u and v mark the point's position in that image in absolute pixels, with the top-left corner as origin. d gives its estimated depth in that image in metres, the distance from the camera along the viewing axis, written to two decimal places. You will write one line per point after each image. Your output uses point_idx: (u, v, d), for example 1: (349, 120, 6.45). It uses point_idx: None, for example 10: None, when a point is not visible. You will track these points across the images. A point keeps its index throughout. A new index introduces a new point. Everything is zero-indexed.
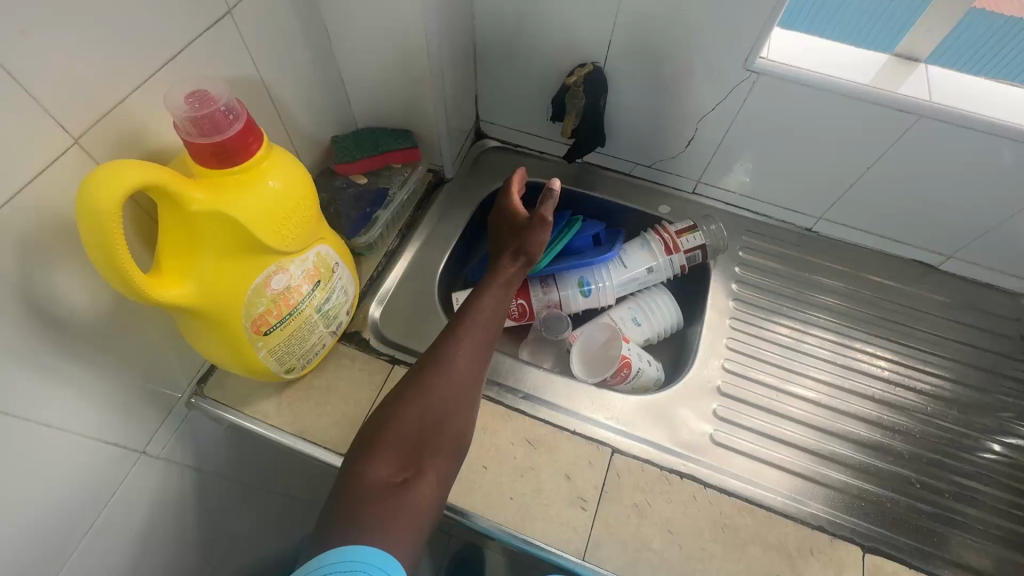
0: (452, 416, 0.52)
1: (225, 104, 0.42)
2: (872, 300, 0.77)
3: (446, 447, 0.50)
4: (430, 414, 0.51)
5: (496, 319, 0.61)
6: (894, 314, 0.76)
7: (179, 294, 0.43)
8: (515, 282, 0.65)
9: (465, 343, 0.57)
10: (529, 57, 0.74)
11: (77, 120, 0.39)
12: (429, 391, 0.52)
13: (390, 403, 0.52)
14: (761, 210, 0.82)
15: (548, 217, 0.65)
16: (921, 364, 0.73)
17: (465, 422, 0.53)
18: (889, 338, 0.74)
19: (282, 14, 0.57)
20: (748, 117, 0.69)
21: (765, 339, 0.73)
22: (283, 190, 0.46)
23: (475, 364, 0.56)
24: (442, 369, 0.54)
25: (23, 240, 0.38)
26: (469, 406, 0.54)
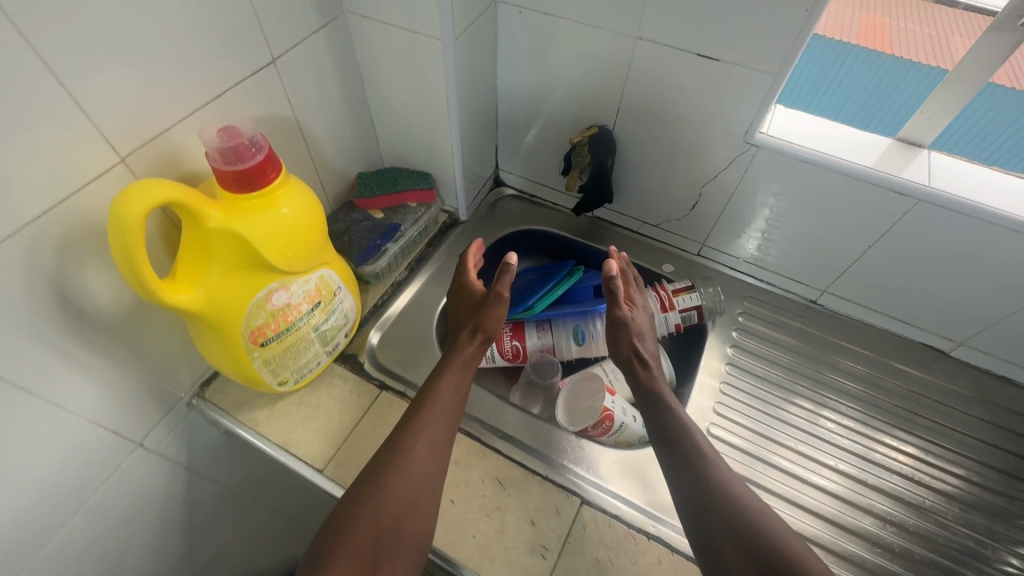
0: (408, 514, 0.52)
1: (251, 138, 0.47)
2: (893, 387, 0.75)
3: (405, 549, 0.51)
4: (385, 517, 0.51)
5: (454, 403, 0.61)
6: (915, 405, 0.73)
7: (186, 300, 0.48)
8: (474, 361, 0.66)
9: (423, 432, 0.57)
10: (546, 116, 0.79)
11: (126, 143, 0.46)
12: (384, 492, 0.53)
13: (345, 509, 0.52)
14: (766, 278, 0.82)
15: (504, 293, 0.66)
16: (940, 460, 0.69)
17: (426, 518, 0.54)
18: (911, 431, 0.71)
19: (322, 66, 0.64)
20: (749, 188, 0.72)
21: (776, 418, 0.72)
22: (292, 215, 0.51)
23: (433, 449, 0.57)
24: (393, 464, 0.54)
25: (62, 239, 0.44)
26: (430, 499, 0.54)
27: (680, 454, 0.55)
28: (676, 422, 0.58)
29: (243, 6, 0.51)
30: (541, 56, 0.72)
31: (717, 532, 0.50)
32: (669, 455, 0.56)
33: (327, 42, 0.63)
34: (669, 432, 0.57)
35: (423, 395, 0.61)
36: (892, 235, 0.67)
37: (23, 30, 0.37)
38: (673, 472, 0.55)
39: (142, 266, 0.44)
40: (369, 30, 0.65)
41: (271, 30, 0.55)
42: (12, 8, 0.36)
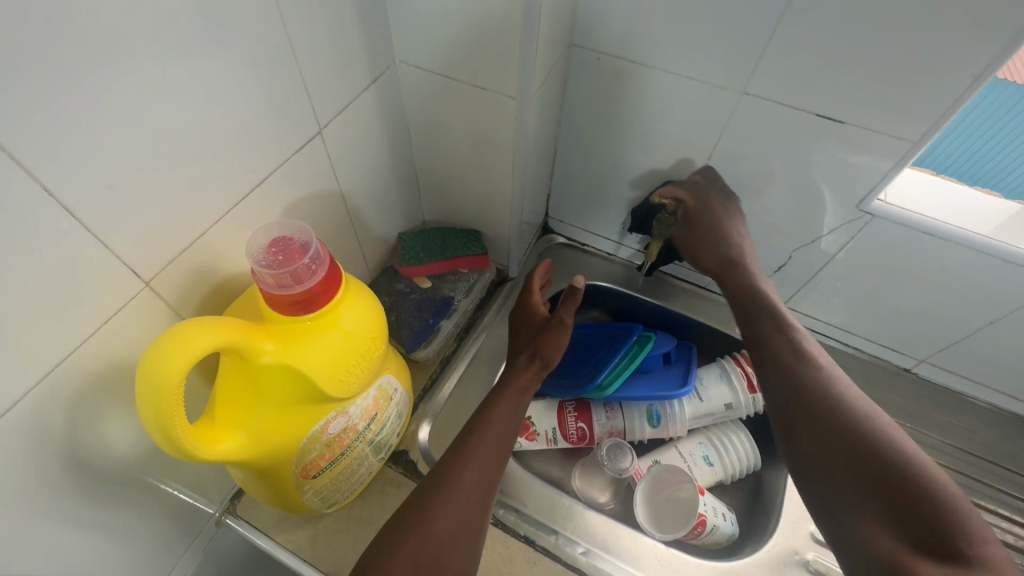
0: (453, 548, 0.43)
1: (310, 254, 0.38)
2: (953, 451, 0.69)
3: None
4: (427, 553, 0.42)
5: (508, 427, 0.53)
6: (981, 472, 0.67)
7: (228, 448, 0.39)
8: (531, 391, 0.58)
9: (475, 459, 0.49)
10: (612, 167, 0.70)
11: (151, 264, 0.36)
12: (430, 525, 0.44)
13: (380, 544, 0.43)
14: (852, 342, 0.74)
15: (568, 320, 0.60)
16: (1009, 537, 0.63)
17: (472, 554, 0.44)
18: (969, 498, 0.66)
19: (370, 126, 0.54)
20: (853, 254, 0.63)
21: None
22: (356, 333, 0.42)
23: (482, 475, 0.48)
24: (441, 490, 0.46)
25: (75, 395, 0.35)
26: (478, 533, 0.46)
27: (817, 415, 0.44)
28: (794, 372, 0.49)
29: (290, 75, 0.41)
30: (613, 104, 0.63)
31: (846, 489, 0.40)
32: (788, 404, 0.47)
33: (375, 97, 0.53)
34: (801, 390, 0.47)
35: (476, 416, 0.53)
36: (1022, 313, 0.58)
37: (19, 159, 0.27)
38: (790, 424, 0.46)
39: (178, 427, 0.34)
40: (423, 82, 0.55)
41: (318, 97, 0.45)
42: (9, 135, 0.27)
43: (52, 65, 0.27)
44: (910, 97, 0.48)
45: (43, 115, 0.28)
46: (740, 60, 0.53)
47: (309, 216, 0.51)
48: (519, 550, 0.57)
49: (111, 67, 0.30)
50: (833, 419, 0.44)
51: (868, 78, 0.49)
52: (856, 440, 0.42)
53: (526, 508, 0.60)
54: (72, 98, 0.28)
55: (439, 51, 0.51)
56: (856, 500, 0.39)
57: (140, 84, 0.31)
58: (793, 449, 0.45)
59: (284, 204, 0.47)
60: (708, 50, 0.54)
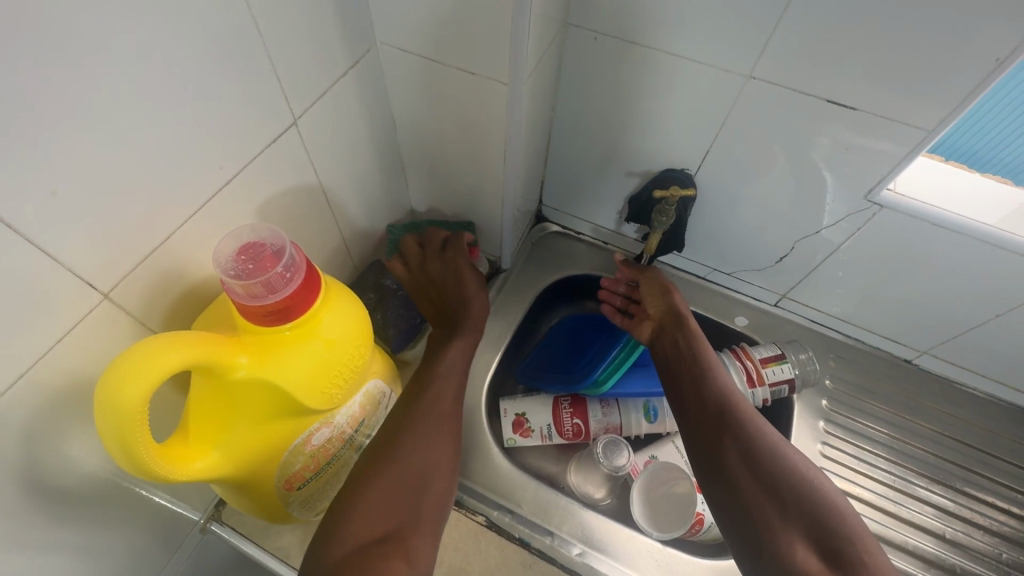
0: (425, 476, 0.46)
1: (285, 260, 0.35)
2: (953, 444, 0.67)
3: (428, 510, 0.45)
4: (412, 461, 0.46)
5: (461, 372, 0.55)
6: (981, 465, 0.66)
7: (204, 466, 0.36)
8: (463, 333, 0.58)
9: (434, 399, 0.51)
10: (608, 153, 0.67)
11: (110, 275, 0.33)
12: (399, 459, 0.46)
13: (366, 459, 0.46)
14: (853, 334, 0.72)
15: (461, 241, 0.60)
16: (1008, 529, 0.63)
17: (447, 477, 0.48)
18: (968, 491, 0.65)
19: (350, 113, 0.51)
20: (858, 245, 0.61)
21: None
22: (339, 342, 0.39)
23: (443, 414, 0.50)
24: (408, 427, 0.48)
25: (29, 420, 0.32)
26: (447, 462, 0.48)
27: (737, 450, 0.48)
28: (712, 394, 0.52)
29: (258, 63, 0.38)
30: (610, 88, 0.59)
31: (760, 504, 0.45)
32: (704, 428, 0.50)
33: (355, 83, 0.50)
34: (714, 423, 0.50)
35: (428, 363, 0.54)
36: None
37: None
38: (707, 448, 0.49)
39: (145, 452, 0.32)
40: (407, 66, 0.51)
41: (291, 84, 0.42)
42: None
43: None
44: (928, 82, 0.45)
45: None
46: (747, 42, 0.50)
47: (286, 213, 0.47)
48: (513, 553, 0.59)
49: (45, 57, 0.26)
50: (743, 443, 0.48)
51: (885, 61, 0.46)
52: (762, 460, 0.46)
53: (521, 509, 0.60)
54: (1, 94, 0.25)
55: (423, 33, 0.47)
56: (768, 514, 0.44)
57: (80, 75, 0.28)
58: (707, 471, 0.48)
59: (259, 201, 0.43)
60: (714, 30, 0.50)
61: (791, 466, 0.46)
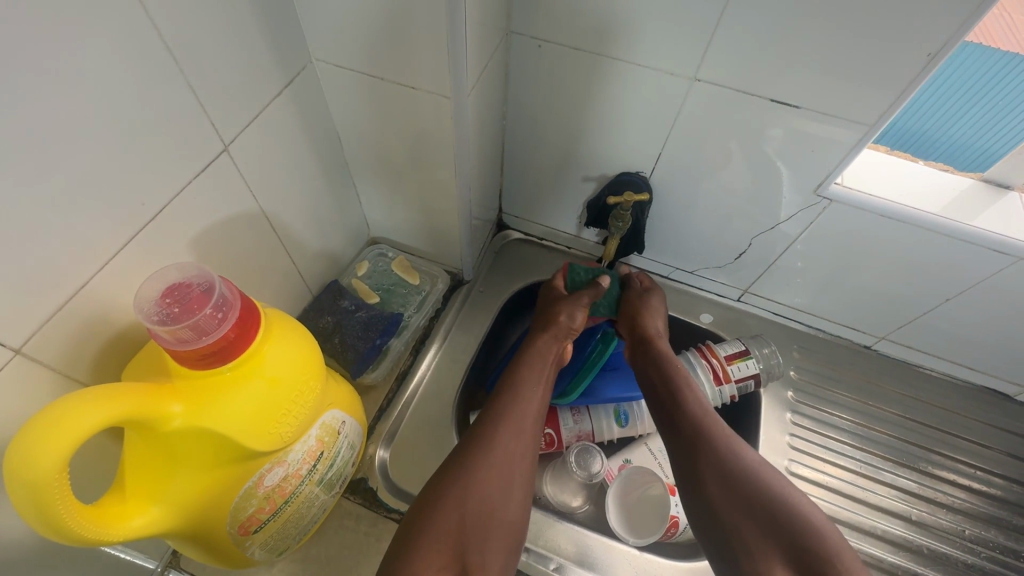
0: (500, 507, 0.45)
1: (217, 300, 0.33)
2: (914, 425, 0.69)
3: (498, 540, 0.44)
4: (507, 457, 0.48)
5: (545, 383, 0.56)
6: (941, 444, 0.68)
7: (143, 523, 0.34)
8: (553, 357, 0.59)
9: (513, 426, 0.50)
10: (563, 159, 0.66)
11: (20, 327, 0.31)
12: (472, 489, 0.45)
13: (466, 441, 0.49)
14: (815, 323, 0.73)
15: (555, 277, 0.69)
16: (969, 505, 0.65)
17: (522, 509, 0.46)
18: (931, 471, 0.66)
19: (290, 134, 0.49)
20: (813, 237, 0.62)
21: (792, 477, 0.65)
22: (286, 377, 0.38)
23: (516, 447, 0.49)
24: (482, 453, 0.47)
25: None
26: (523, 489, 0.47)
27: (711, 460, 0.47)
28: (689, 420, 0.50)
29: (180, 90, 0.36)
30: (560, 94, 0.59)
31: (739, 531, 0.43)
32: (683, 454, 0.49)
33: (293, 104, 0.48)
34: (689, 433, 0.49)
35: (510, 392, 0.53)
36: (979, 289, 0.58)
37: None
38: (687, 475, 0.48)
39: (70, 517, 0.30)
40: (346, 83, 0.50)
41: (219, 109, 0.40)
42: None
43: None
44: (863, 78, 0.46)
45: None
46: (689, 45, 0.50)
47: (226, 242, 0.45)
48: None
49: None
50: (721, 469, 0.46)
51: (822, 58, 0.46)
52: (740, 488, 0.45)
53: None
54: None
55: (360, 49, 0.46)
56: (751, 548, 0.42)
57: None
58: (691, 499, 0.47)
59: (193, 233, 0.41)
60: (656, 33, 0.50)
61: (772, 496, 0.44)
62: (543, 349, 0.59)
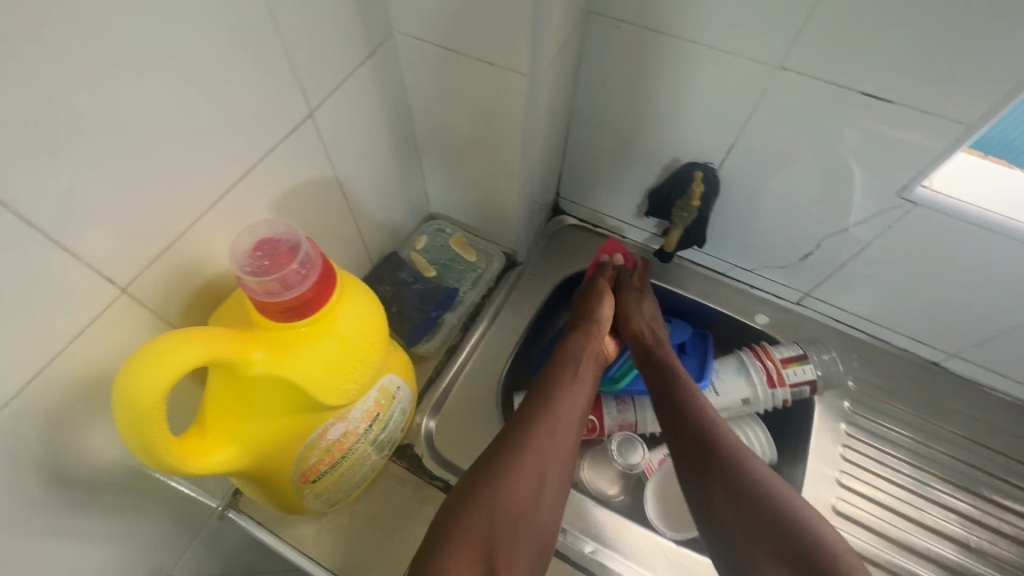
0: (529, 509, 0.47)
1: (302, 257, 0.35)
2: (980, 449, 0.65)
3: (525, 539, 0.45)
4: (542, 459, 0.49)
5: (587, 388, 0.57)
6: (1009, 471, 0.64)
7: (220, 460, 0.37)
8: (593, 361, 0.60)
9: (545, 426, 0.51)
10: (629, 145, 0.65)
11: (126, 269, 0.33)
12: (503, 493, 0.46)
13: (510, 436, 0.50)
14: (879, 333, 0.70)
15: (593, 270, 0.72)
16: None
17: (552, 509, 0.48)
18: (996, 498, 0.63)
19: (367, 104, 0.50)
20: (889, 243, 0.58)
21: (844, 489, 0.63)
22: (355, 336, 0.39)
23: (549, 448, 0.50)
24: (514, 454, 0.49)
25: (52, 414, 0.32)
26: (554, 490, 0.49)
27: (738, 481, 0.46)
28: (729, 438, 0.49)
29: (276, 53, 0.37)
30: (633, 77, 0.57)
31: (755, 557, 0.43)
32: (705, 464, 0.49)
33: (372, 74, 0.49)
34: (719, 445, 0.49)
35: (541, 394, 0.54)
36: None
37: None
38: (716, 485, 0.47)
39: (163, 447, 0.32)
40: (425, 56, 0.50)
41: (307, 75, 0.41)
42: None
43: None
44: (971, 75, 0.43)
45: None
46: (779, 32, 0.47)
47: (303, 206, 0.47)
48: None
49: (47, 47, 0.25)
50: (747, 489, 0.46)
51: (927, 51, 0.43)
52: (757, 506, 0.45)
53: None
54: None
55: (442, 22, 0.46)
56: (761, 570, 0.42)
57: (95, 69, 0.27)
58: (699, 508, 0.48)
59: (275, 194, 0.43)
60: (745, 17, 0.48)
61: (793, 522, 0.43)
62: (575, 352, 0.60)
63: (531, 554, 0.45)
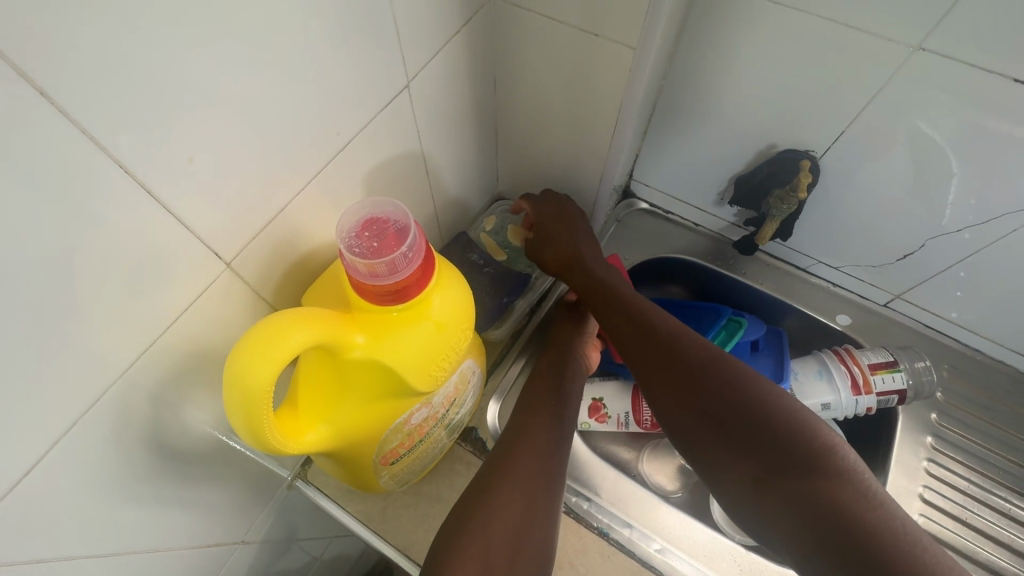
0: (527, 525, 0.41)
1: (408, 241, 0.33)
2: None
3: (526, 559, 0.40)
4: (527, 472, 0.44)
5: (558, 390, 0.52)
6: None
7: (312, 441, 0.36)
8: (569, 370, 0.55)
9: (528, 447, 0.46)
10: (717, 128, 0.60)
11: (231, 243, 0.33)
12: (497, 512, 0.41)
13: (496, 456, 0.46)
14: (974, 343, 0.65)
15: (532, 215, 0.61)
16: None
17: (548, 530, 0.42)
18: None
19: (455, 76, 0.47)
20: (1007, 249, 0.53)
21: (929, 506, 0.60)
22: (446, 323, 0.37)
23: (538, 472, 0.44)
24: (503, 476, 0.44)
25: (157, 387, 0.32)
26: (547, 506, 0.43)
27: (720, 415, 0.40)
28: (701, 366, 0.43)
29: (380, 18, 0.35)
30: (735, 53, 0.52)
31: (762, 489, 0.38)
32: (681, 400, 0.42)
33: (464, 43, 0.46)
34: (690, 381, 0.42)
35: (523, 414, 0.50)
36: None
37: (69, 111, 0.22)
38: (698, 424, 0.41)
39: (267, 428, 0.31)
40: (519, 25, 0.47)
41: (406, 43, 0.38)
42: (44, 84, 0.21)
43: (97, 8, 0.21)
44: None
45: (87, 66, 0.22)
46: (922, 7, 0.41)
47: (390, 182, 0.45)
48: (591, 542, 0.54)
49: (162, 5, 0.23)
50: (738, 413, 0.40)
51: None
52: (751, 431, 0.39)
53: (599, 498, 0.58)
54: (124, 49, 0.23)
55: None
56: (773, 499, 0.37)
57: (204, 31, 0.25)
58: (710, 473, 0.41)
59: (367, 167, 0.41)
60: None
61: (790, 435, 0.38)
62: (553, 364, 0.55)
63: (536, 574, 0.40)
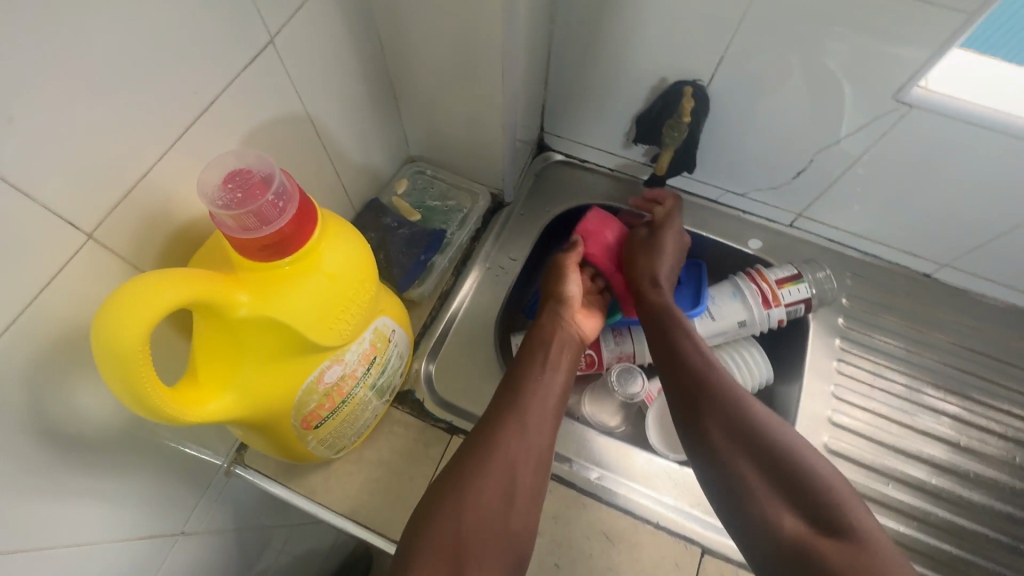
0: (501, 510, 0.44)
1: (276, 188, 0.33)
2: (968, 354, 0.67)
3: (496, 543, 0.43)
4: (512, 463, 0.47)
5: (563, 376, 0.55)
6: (998, 372, 0.66)
7: (216, 409, 0.36)
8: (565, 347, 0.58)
9: (516, 426, 0.49)
10: (612, 68, 0.61)
11: (90, 212, 0.31)
12: (470, 500, 0.44)
13: (480, 436, 0.48)
14: (871, 249, 0.70)
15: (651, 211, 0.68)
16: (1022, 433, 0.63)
17: (528, 516, 0.46)
18: (985, 399, 0.65)
19: (330, 34, 0.46)
20: (882, 154, 0.57)
21: (845, 403, 0.65)
22: (342, 275, 0.37)
23: (517, 461, 0.47)
24: (480, 464, 0.46)
25: (32, 370, 0.31)
26: (525, 496, 0.46)
27: (731, 430, 0.46)
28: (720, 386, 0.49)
29: None
30: None
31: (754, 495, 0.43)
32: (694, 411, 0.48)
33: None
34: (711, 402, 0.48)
35: (511, 392, 0.52)
36: None
37: None
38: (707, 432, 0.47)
39: (154, 394, 0.31)
40: None
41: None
42: None
43: None
44: None
45: None
46: None
47: (274, 146, 0.44)
48: None
49: None
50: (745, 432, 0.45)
51: None
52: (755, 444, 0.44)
53: None
54: None
55: None
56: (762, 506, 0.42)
57: None
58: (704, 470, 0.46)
59: (243, 132, 0.40)
60: None
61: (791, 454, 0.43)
62: (546, 335, 0.58)
63: (507, 564, 0.43)
